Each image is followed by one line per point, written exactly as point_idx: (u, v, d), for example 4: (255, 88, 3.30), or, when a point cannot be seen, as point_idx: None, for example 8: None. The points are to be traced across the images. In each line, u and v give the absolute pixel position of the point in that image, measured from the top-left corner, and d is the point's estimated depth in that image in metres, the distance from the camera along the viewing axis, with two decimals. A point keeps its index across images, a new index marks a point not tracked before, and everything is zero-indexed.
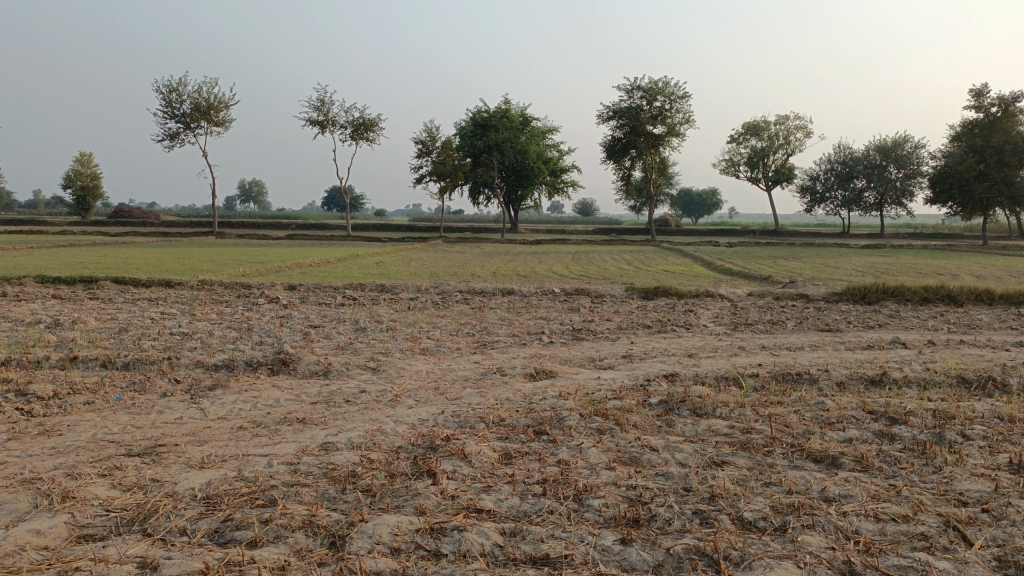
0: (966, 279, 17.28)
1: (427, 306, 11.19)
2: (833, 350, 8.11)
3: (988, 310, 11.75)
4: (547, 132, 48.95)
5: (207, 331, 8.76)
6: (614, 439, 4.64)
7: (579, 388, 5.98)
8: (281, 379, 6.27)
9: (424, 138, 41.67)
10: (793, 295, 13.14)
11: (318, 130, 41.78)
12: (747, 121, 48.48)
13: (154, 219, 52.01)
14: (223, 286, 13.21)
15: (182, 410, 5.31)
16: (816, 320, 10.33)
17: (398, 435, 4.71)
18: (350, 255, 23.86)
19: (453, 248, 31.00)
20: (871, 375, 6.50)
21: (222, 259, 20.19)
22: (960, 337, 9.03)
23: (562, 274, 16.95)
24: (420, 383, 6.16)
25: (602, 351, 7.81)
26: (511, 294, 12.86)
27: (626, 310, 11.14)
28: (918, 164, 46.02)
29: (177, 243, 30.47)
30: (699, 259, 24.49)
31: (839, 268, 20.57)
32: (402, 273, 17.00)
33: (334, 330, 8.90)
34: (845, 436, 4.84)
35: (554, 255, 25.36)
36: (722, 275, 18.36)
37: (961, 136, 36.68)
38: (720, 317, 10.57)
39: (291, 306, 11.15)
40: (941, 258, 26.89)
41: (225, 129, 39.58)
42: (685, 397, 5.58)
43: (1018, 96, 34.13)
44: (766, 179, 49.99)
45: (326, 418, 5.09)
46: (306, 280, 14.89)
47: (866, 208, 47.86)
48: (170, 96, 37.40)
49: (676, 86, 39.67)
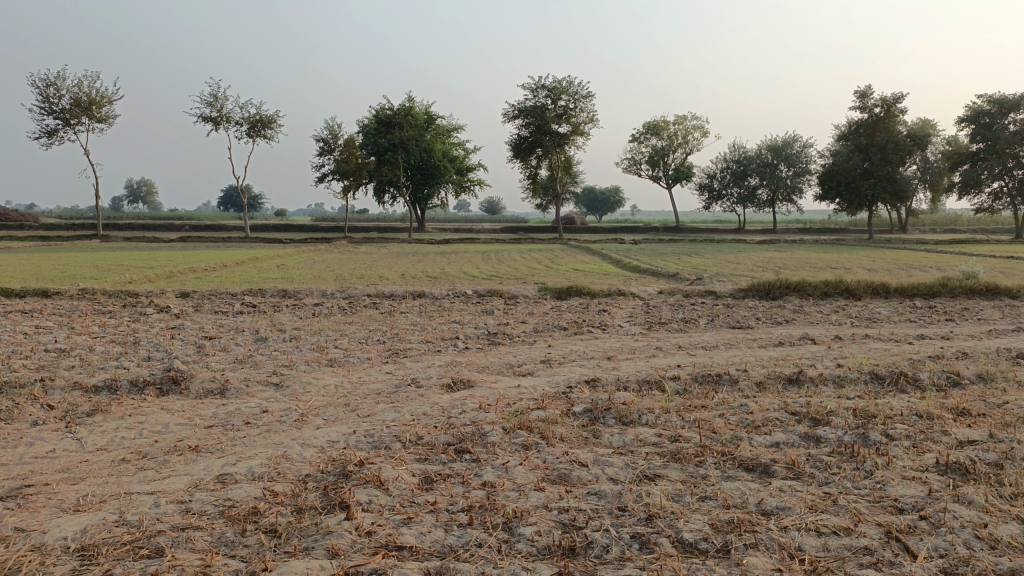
0: (860, 272, 18.04)
1: (334, 312, 10.66)
2: (747, 348, 8.12)
3: (884, 303, 12.20)
4: (452, 131, 48.51)
5: (87, 347, 7.99)
6: (541, 455, 4.36)
7: (498, 398, 5.69)
8: (170, 401, 5.69)
9: (326, 136, 40.33)
10: (701, 292, 13.28)
11: (212, 127, 39.92)
12: (648, 120, 49.50)
13: (33, 222, 48.69)
14: (108, 295, 12.24)
15: (55, 441, 4.71)
16: (727, 318, 10.42)
17: (306, 462, 4.29)
18: (249, 258, 22.81)
19: (359, 249, 30.16)
20: (789, 374, 6.47)
21: (108, 266, 18.87)
22: (865, 331, 9.26)
23: (472, 275, 16.64)
24: (328, 399, 5.71)
25: (519, 356, 7.54)
26: (421, 297, 12.47)
27: (539, 311, 10.94)
28: (806, 162, 48.16)
29: (57, 248, 28.38)
30: (607, 257, 24.67)
31: (740, 264, 21.11)
32: (306, 276, 16.30)
33: (232, 342, 8.30)
34: (772, 440, 4.74)
35: (462, 255, 25.04)
36: (631, 273, 18.48)
37: (847, 136, 38.54)
38: (634, 317, 10.50)
39: (184, 315, 10.38)
40: (832, 252, 28.08)
41: (109, 126, 37.23)
42: (609, 404, 5.36)
43: (899, 97, 36.13)
44: (666, 178, 51.18)
45: (223, 445, 4.62)
46: (202, 286, 13.99)
47: (760, 205, 49.73)
48: (47, 90, 34.88)
49: (580, 85, 39.92)
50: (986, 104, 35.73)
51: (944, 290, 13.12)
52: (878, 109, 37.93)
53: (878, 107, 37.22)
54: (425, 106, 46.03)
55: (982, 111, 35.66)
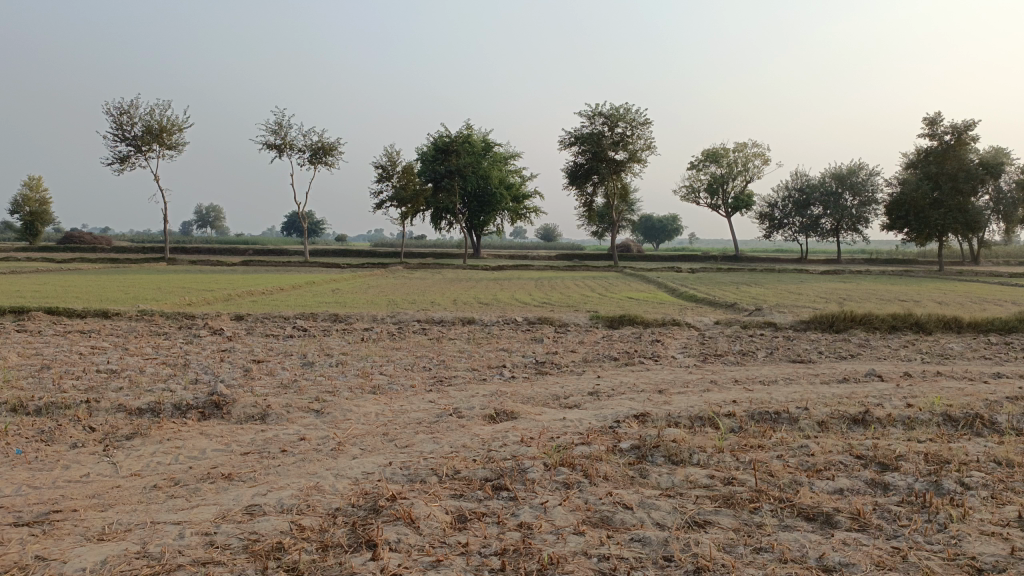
0: (929, 305, 17.23)
1: (382, 337, 10.60)
2: (808, 384, 7.71)
3: (957, 338, 11.55)
4: (509, 158, 48.77)
5: (138, 368, 8.06)
6: (583, 495, 4.11)
7: (542, 431, 5.45)
8: (211, 425, 5.63)
9: (384, 163, 40.95)
10: (760, 323, 12.83)
11: (275, 154, 40.95)
12: (707, 148, 48.92)
13: (106, 244, 50.53)
14: (165, 317, 12.44)
15: (91, 465, 4.67)
16: (787, 351, 9.98)
17: (337, 494, 4.13)
18: (306, 282, 23.13)
19: (414, 274, 30.37)
20: (853, 414, 6.07)
21: (170, 288, 19.33)
22: (936, 368, 8.72)
23: (524, 302, 16.49)
24: (368, 428, 5.57)
25: (567, 387, 7.29)
26: (471, 324, 12.32)
27: (590, 340, 10.67)
28: (872, 191, 46.78)
29: (125, 270, 29.30)
30: (663, 286, 24.22)
31: (802, 295, 20.47)
32: (359, 301, 16.38)
33: (279, 366, 8.28)
34: (834, 486, 4.39)
35: (516, 281, 24.95)
36: (687, 302, 18.07)
37: (916, 164, 37.27)
38: (689, 348, 10.14)
39: (235, 338, 10.45)
40: (899, 283, 27.07)
41: (178, 153, 38.55)
42: (658, 442, 5.08)
43: (970, 125, 34.93)
44: (725, 206, 50.39)
45: (256, 473, 4.50)
46: (256, 309, 14.15)
47: (823, 234, 48.45)
48: (120, 119, 36.31)
49: (638, 112, 39.73)
50: None
51: (1022, 325, 12.38)
52: (949, 137, 36.71)
53: (948, 134, 35.96)
54: (482, 133, 46.42)
55: None
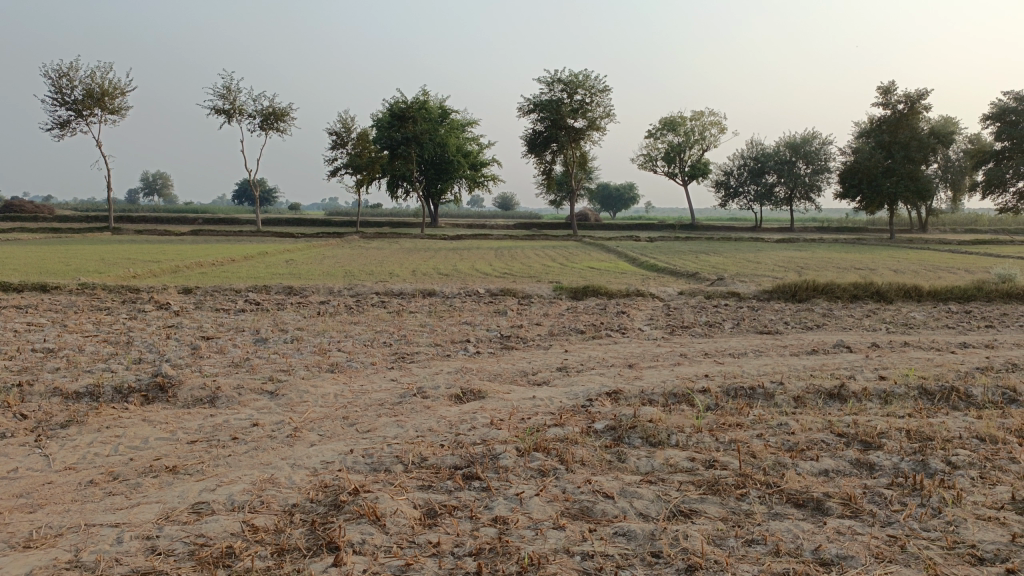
0: (885, 273, 17.36)
1: (340, 311, 10.18)
2: (778, 356, 7.56)
3: (918, 307, 11.58)
4: (466, 125, 48.03)
5: (76, 346, 7.54)
6: (560, 484, 3.84)
7: (512, 412, 5.17)
8: (155, 410, 5.23)
9: (338, 129, 39.93)
10: (724, 294, 12.71)
11: (224, 119, 39.60)
12: (664, 116, 48.83)
13: (48, 214, 48.57)
14: (107, 291, 11.79)
15: (20, 459, 4.25)
16: (753, 322, 9.84)
17: (294, 488, 3.79)
18: (258, 252, 22.42)
19: (371, 244, 29.71)
20: (829, 388, 5.91)
21: (114, 259, 18.47)
22: (903, 339, 8.66)
23: (485, 272, 16.17)
24: (327, 411, 5.22)
25: (534, 363, 7.01)
26: (432, 296, 11.96)
27: (555, 312, 10.41)
28: (825, 160, 47.31)
29: (67, 240, 28.06)
30: (623, 255, 24.13)
31: (761, 263, 20.54)
32: (314, 272, 15.85)
33: (230, 343, 7.85)
34: (819, 467, 4.21)
35: (475, 251, 24.63)
36: (649, 272, 17.96)
37: (870, 133, 37.63)
38: (655, 320, 9.94)
39: (184, 313, 9.94)
40: (854, 252, 27.35)
41: (121, 118, 37.02)
42: (635, 422, 4.83)
43: (922, 94, 35.34)
44: (682, 174, 50.49)
45: (204, 465, 4.13)
46: (206, 281, 13.55)
47: (777, 203, 48.86)
48: (59, 81, 34.62)
49: (597, 79, 39.25)
50: (1012, 101, 34.48)
51: (980, 294, 12.47)
52: (902, 106, 37.06)
53: (901, 103, 36.34)
54: (439, 100, 45.57)
55: (1009, 108, 34.44)
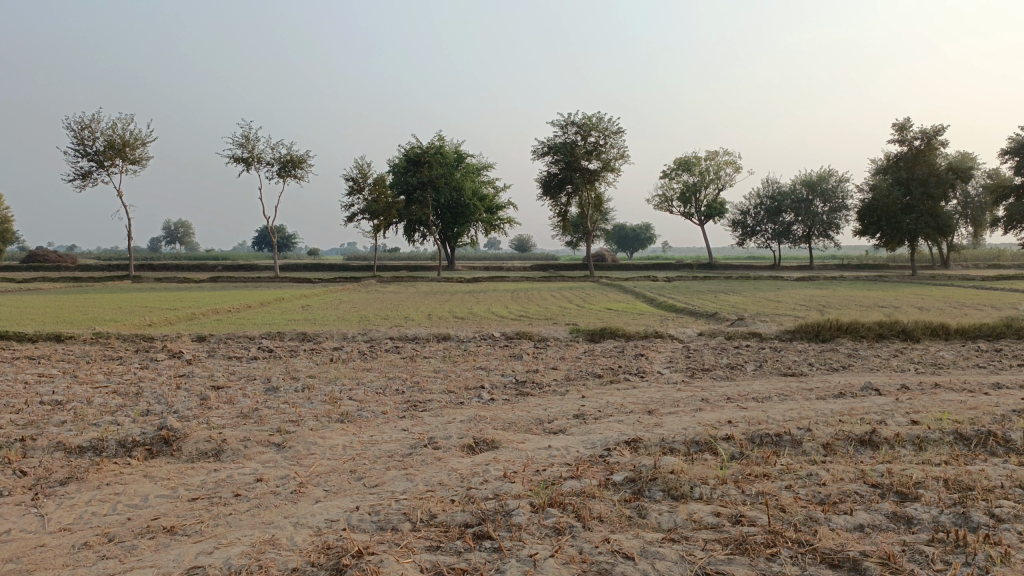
0: (909, 311, 17.01)
1: (353, 358, 10.03)
2: (804, 400, 7.28)
3: (945, 346, 11.27)
4: (482, 169, 48.39)
5: (85, 398, 7.42)
6: (576, 544, 3.62)
7: (527, 464, 4.95)
8: (158, 465, 5.07)
9: (355, 175, 40.36)
10: (745, 334, 12.46)
11: (243, 168, 40.14)
12: (679, 157, 48.97)
13: (70, 263, 49.21)
14: (121, 340, 11.75)
15: (15, 519, 4.08)
16: (776, 363, 9.57)
17: (295, 550, 3.59)
18: (274, 298, 22.43)
19: (387, 288, 29.74)
20: (860, 434, 5.63)
21: (131, 307, 18.53)
22: (932, 380, 8.35)
23: (500, 316, 16.03)
24: (334, 464, 5.03)
25: (551, 410, 6.78)
26: (446, 340, 11.81)
27: (572, 356, 10.20)
28: (842, 198, 47.11)
29: (87, 289, 28.32)
30: (640, 296, 23.93)
31: (781, 302, 20.24)
32: (329, 318, 15.79)
33: (240, 392, 7.70)
34: (853, 521, 3.95)
35: (491, 293, 24.52)
36: (667, 312, 17.73)
37: (886, 170, 37.48)
38: (675, 362, 9.70)
39: (196, 362, 9.84)
40: (876, 289, 26.99)
41: (142, 168, 37.62)
42: (655, 473, 4.60)
43: (938, 130, 35.23)
44: (698, 214, 50.42)
45: (203, 525, 3.94)
46: (220, 329, 13.49)
47: (795, 241, 48.57)
48: (81, 133, 35.30)
49: (611, 121, 39.50)
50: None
51: (1010, 331, 12.11)
52: (918, 142, 36.92)
53: (917, 139, 36.23)
54: (454, 145, 46.02)
55: None
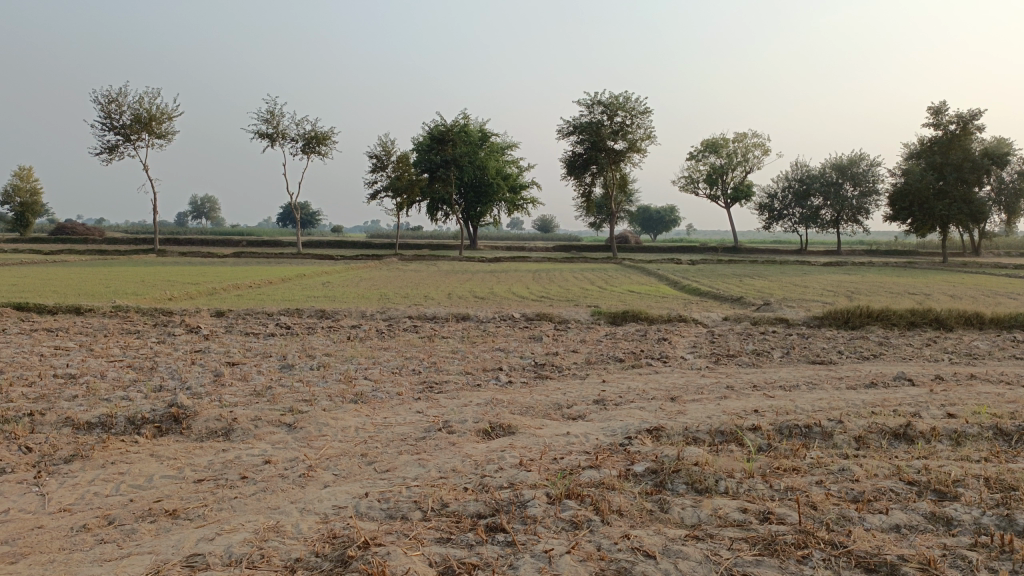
0: (942, 299, 16.54)
1: (371, 337, 9.89)
2: (833, 390, 7.02)
3: (981, 336, 10.90)
4: (506, 148, 48.02)
5: (99, 372, 7.35)
6: (594, 539, 3.43)
7: (544, 451, 4.76)
8: (165, 444, 4.94)
9: (378, 152, 40.18)
10: (771, 320, 12.15)
11: (267, 143, 40.14)
12: (705, 138, 48.21)
13: (98, 236, 49.68)
14: (140, 314, 11.71)
15: (15, 498, 3.98)
16: (804, 351, 9.29)
17: (300, 539, 3.43)
18: (296, 275, 22.39)
19: (409, 266, 29.65)
20: (893, 427, 5.38)
21: (153, 281, 18.53)
22: (969, 371, 8.03)
23: (522, 296, 15.85)
24: (345, 448, 4.87)
25: (570, 395, 6.58)
26: (466, 320, 11.64)
27: (593, 339, 9.98)
28: (873, 182, 46.17)
29: (112, 262, 28.52)
30: (664, 278, 23.58)
31: (809, 288, 19.81)
32: (349, 295, 15.69)
33: (255, 369, 7.60)
34: (888, 523, 3.72)
35: (513, 274, 24.32)
36: (691, 296, 17.44)
37: (920, 154, 36.60)
38: (699, 348, 9.43)
39: (212, 337, 9.76)
40: (906, 276, 26.37)
41: (168, 142, 37.72)
42: (679, 465, 4.38)
43: (975, 114, 34.31)
44: (725, 197, 49.72)
45: (206, 509, 3.80)
46: (240, 304, 13.44)
47: (823, 225, 47.73)
48: (108, 107, 35.44)
49: (638, 100, 38.90)
50: None
51: None
52: (954, 126, 36.00)
53: (953, 123, 35.33)
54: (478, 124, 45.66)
55: None
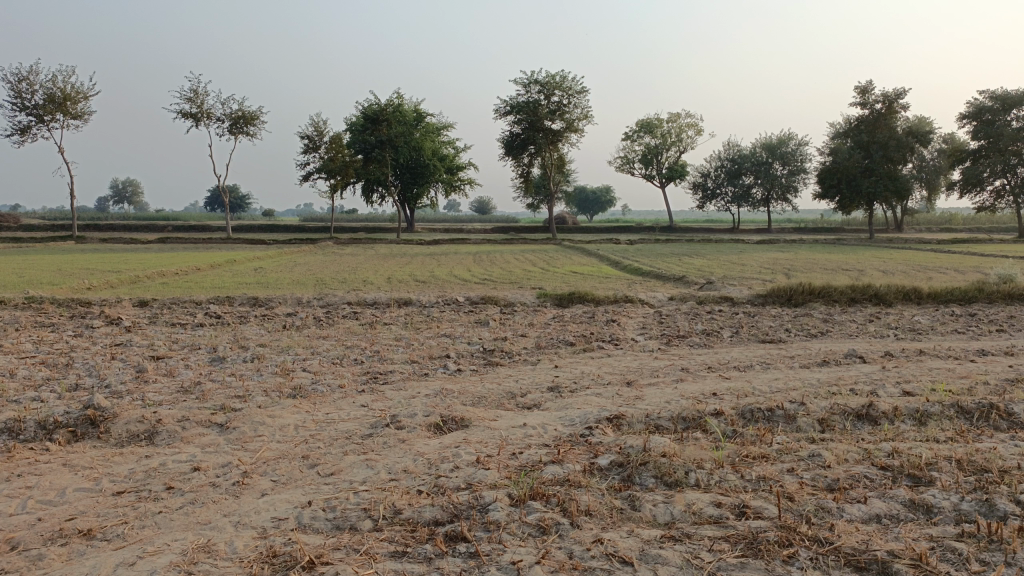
0: (875, 275, 16.83)
1: (309, 325, 9.39)
2: (788, 369, 6.92)
3: (919, 310, 11.04)
4: (442, 129, 47.28)
5: (7, 370, 6.70)
6: (565, 546, 3.13)
7: (502, 446, 4.44)
8: (81, 452, 4.45)
9: (311, 133, 38.93)
10: (716, 298, 12.09)
11: (192, 124, 38.49)
12: (641, 118, 48.43)
13: (12, 224, 46.93)
14: (56, 305, 10.89)
15: None
16: (753, 329, 9.20)
17: (235, 560, 3.03)
18: (226, 261, 21.46)
19: (345, 249, 28.88)
20: (855, 409, 5.23)
21: (72, 270, 17.38)
22: (916, 346, 8.03)
23: (464, 279, 15.47)
24: (284, 449, 4.45)
25: (523, 382, 6.28)
26: (408, 305, 11.23)
27: (540, 322, 9.72)
28: (802, 161, 47.12)
29: (27, 250, 26.87)
30: (605, 258, 23.48)
31: (746, 266, 19.94)
32: (284, 281, 15.02)
33: (183, 363, 7.07)
34: (867, 512, 3.55)
35: (453, 256, 23.91)
36: (634, 276, 17.34)
37: (847, 133, 37.52)
38: (648, 329, 9.24)
39: (136, 329, 9.11)
40: (837, 252, 26.95)
41: (85, 123, 35.78)
42: (646, 457, 4.12)
43: (900, 93, 35.23)
44: (660, 176, 50.12)
45: (126, 528, 3.36)
46: (167, 293, 12.68)
47: (754, 204, 48.58)
48: (19, 85, 33.34)
49: (574, 79, 38.67)
50: (988, 100, 34.44)
51: (981, 295, 11.93)
52: (879, 106, 36.90)
53: (878, 102, 36.22)
54: (413, 104, 44.75)
55: (985, 107, 34.33)
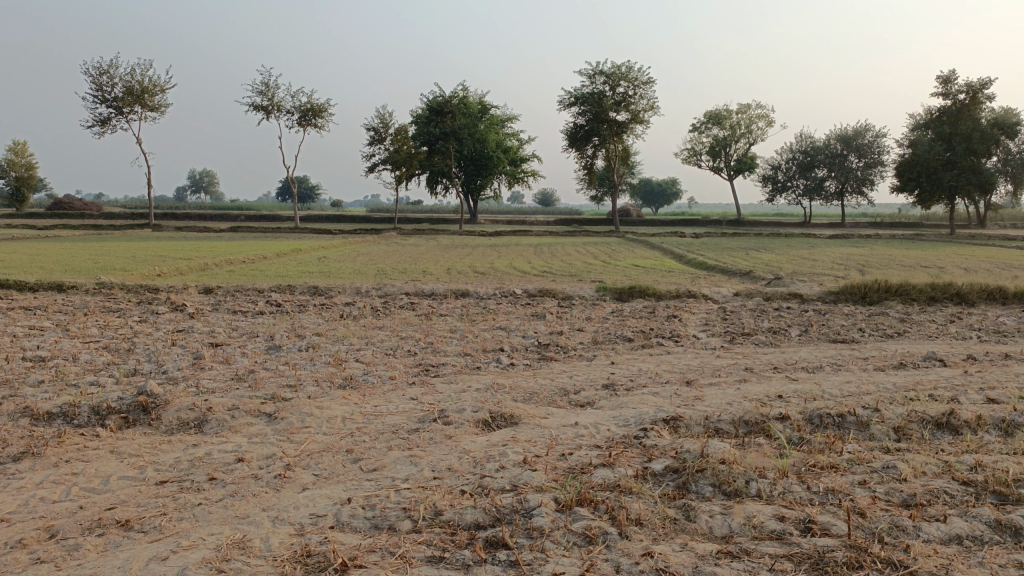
0: (956, 272, 15.96)
1: (365, 315, 9.38)
2: (860, 371, 6.52)
3: (1005, 311, 10.37)
4: (506, 120, 47.16)
5: (71, 354, 6.84)
6: (611, 558, 2.94)
7: (551, 446, 4.26)
8: (130, 439, 4.45)
9: (376, 124, 39.28)
10: (785, 295, 11.62)
11: (263, 116, 39.33)
12: (709, 109, 47.37)
13: (95, 211, 48.86)
14: (125, 291, 11.18)
15: None
16: (823, 329, 8.76)
17: (269, 558, 2.94)
18: (291, 250, 21.81)
19: (407, 240, 29.05)
20: (935, 417, 4.85)
21: (145, 257, 17.87)
22: (1002, 350, 7.48)
23: (523, 271, 15.32)
24: (329, 442, 4.36)
25: (577, 378, 6.08)
26: (465, 297, 11.12)
27: (598, 316, 9.48)
28: (878, 153, 45.31)
29: (105, 237, 27.90)
30: (668, 252, 23.02)
31: (818, 261, 19.19)
32: (345, 271, 15.11)
33: (239, 351, 7.10)
34: (947, 532, 3.24)
35: (514, 248, 23.77)
36: (699, 270, 16.87)
37: (928, 124, 35.83)
38: (711, 326, 8.91)
39: (198, 316, 9.25)
40: (915, 248, 25.79)
41: (161, 116, 36.97)
42: (703, 463, 3.87)
43: (985, 83, 33.41)
44: (728, 169, 48.93)
45: (163, 520, 3.30)
46: (231, 281, 12.89)
47: (827, 197, 46.95)
48: (100, 79, 34.62)
49: (641, 70, 38.02)
50: None
51: None
52: (963, 96, 35.09)
53: (962, 92, 34.46)
54: (478, 96, 44.72)
55: None
